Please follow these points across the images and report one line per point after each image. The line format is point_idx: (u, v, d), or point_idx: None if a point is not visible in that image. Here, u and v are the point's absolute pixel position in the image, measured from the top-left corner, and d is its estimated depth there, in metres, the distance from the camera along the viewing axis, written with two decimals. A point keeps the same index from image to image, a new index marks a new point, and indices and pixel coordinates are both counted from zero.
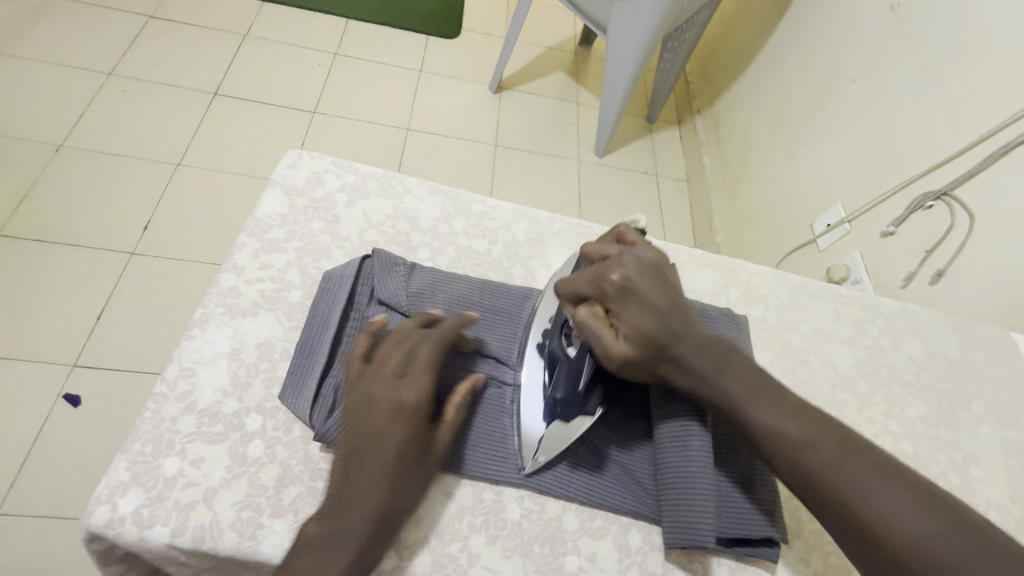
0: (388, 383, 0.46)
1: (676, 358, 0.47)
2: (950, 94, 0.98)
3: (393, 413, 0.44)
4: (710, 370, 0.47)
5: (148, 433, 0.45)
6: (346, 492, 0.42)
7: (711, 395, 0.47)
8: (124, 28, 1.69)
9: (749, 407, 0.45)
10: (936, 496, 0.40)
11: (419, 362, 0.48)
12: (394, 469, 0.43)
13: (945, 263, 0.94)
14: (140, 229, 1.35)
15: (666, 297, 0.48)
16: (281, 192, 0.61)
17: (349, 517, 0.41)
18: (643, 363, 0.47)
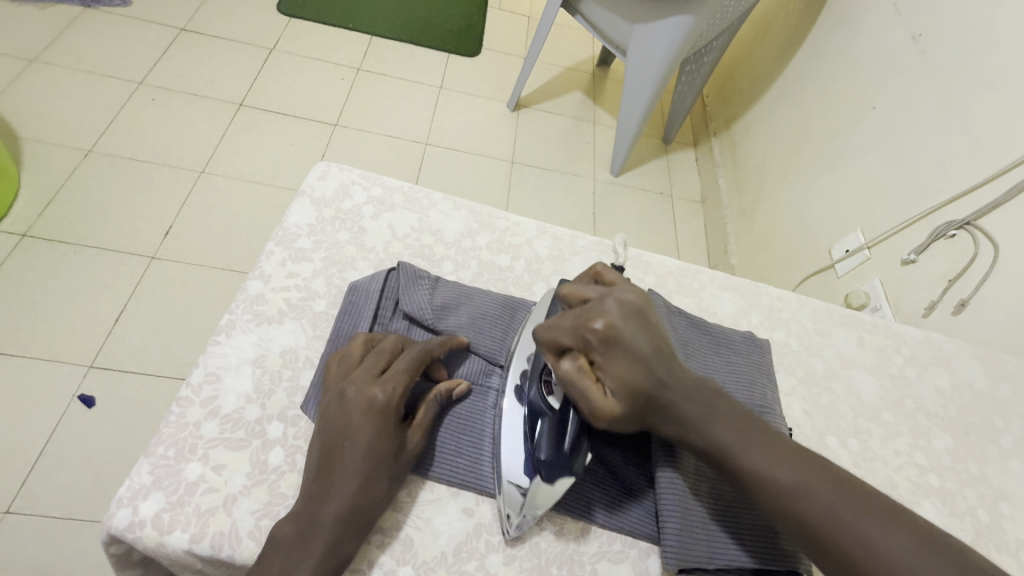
0: (361, 381, 0.45)
1: (663, 409, 0.45)
2: (974, 125, 0.97)
3: (364, 411, 0.44)
4: (699, 418, 0.45)
5: (171, 437, 0.46)
6: (317, 491, 0.42)
7: (701, 446, 0.45)
8: (156, 39, 1.75)
9: (747, 453, 0.44)
10: (934, 537, 0.39)
11: (397, 364, 0.47)
12: (365, 469, 0.43)
13: (968, 293, 0.93)
14: (161, 234, 1.38)
15: (652, 342, 0.46)
16: (309, 203, 0.62)
17: (317, 511, 0.41)
18: (630, 416, 0.44)
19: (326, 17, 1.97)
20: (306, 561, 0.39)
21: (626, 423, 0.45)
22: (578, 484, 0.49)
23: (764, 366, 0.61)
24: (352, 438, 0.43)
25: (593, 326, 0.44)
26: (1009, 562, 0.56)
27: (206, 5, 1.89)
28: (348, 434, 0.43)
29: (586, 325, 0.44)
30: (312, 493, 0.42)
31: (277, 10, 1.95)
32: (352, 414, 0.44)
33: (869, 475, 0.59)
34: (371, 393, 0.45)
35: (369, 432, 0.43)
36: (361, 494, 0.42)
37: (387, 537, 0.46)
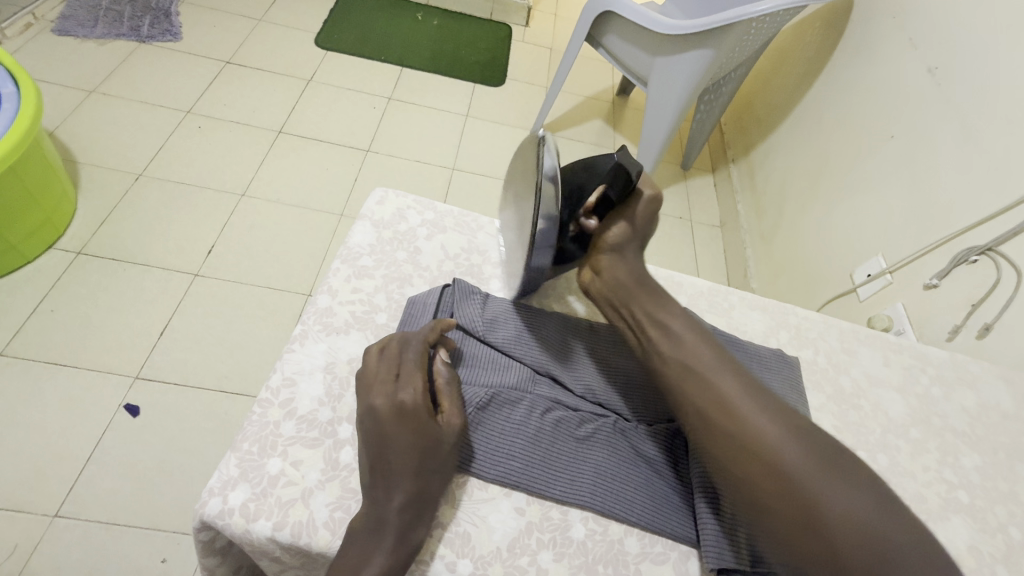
0: (385, 392, 0.50)
1: (630, 254, 0.63)
2: (993, 154, 1.01)
3: (393, 415, 0.48)
4: (640, 268, 0.63)
5: (255, 434, 0.51)
6: (380, 487, 0.46)
7: (636, 286, 0.61)
8: (203, 72, 1.88)
9: (663, 308, 0.59)
10: (802, 430, 0.49)
11: (407, 364, 0.52)
12: (415, 464, 0.47)
13: (992, 318, 0.96)
14: (205, 253, 1.46)
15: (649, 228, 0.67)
16: (370, 225, 0.68)
17: (383, 504, 0.45)
18: (636, 224, 0.63)
19: (360, 50, 2.09)
20: (380, 550, 0.44)
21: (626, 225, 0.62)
22: (620, 488, 0.53)
23: (796, 381, 0.64)
24: (391, 435, 0.48)
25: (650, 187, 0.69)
26: None
27: (249, 40, 2.02)
28: (383, 433, 0.48)
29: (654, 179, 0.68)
30: (374, 493, 0.46)
31: (315, 44, 2.07)
32: (379, 414, 0.48)
33: (899, 488, 0.62)
34: (395, 397, 0.50)
35: (404, 425, 0.48)
36: (416, 486, 0.47)
37: (447, 530, 0.49)
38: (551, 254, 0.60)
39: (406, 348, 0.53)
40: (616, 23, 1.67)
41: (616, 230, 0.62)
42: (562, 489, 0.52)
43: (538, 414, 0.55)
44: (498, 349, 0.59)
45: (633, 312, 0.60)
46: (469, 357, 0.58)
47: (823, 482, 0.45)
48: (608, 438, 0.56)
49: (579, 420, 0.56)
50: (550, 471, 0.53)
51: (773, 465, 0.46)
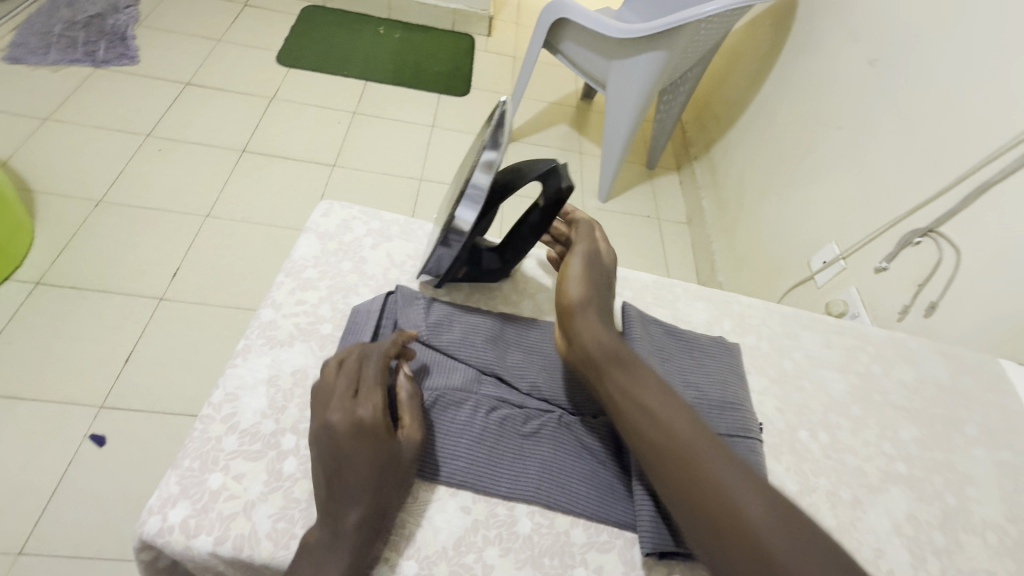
0: (344, 408, 0.49)
1: (601, 316, 0.60)
2: (929, 140, 1.05)
3: (351, 431, 0.48)
4: (607, 321, 0.60)
5: (196, 450, 0.50)
6: (335, 505, 0.46)
7: (615, 351, 0.56)
8: (162, 95, 1.86)
9: (640, 377, 0.54)
10: (781, 499, 0.46)
11: (368, 381, 0.52)
12: (372, 480, 0.47)
13: (937, 296, 0.99)
14: (169, 276, 1.44)
15: (607, 273, 0.66)
16: (314, 237, 0.68)
17: (337, 522, 0.45)
18: (595, 279, 0.63)
19: (322, 66, 2.10)
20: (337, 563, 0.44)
21: (580, 287, 0.62)
22: (564, 480, 0.55)
23: (735, 364, 0.67)
24: (347, 455, 0.47)
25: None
26: (975, 541, 0.60)
27: (209, 61, 2.01)
28: (339, 450, 0.47)
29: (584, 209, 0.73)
30: (330, 509, 0.46)
31: (277, 62, 2.07)
32: (336, 433, 0.48)
33: (840, 465, 0.64)
34: (354, 412, 0.49)
35: (364, 443, 0.48)
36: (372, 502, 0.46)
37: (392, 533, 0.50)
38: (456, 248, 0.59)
39: (365, 362, 0.53)
40: (572, 29, 1.70)
41: (578, 289, 0.61)
42: (507, 485, 0.53)
43: (482, 413, 0.56)
44: (443, 352, 0.60)
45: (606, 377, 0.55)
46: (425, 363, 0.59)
47: (795, 556, 0.42)
48: (552, 433, 0.57)
49: (525, 417, 0.57)
50: (495, 468, 0.54)
51: (748, 540, 0.43)
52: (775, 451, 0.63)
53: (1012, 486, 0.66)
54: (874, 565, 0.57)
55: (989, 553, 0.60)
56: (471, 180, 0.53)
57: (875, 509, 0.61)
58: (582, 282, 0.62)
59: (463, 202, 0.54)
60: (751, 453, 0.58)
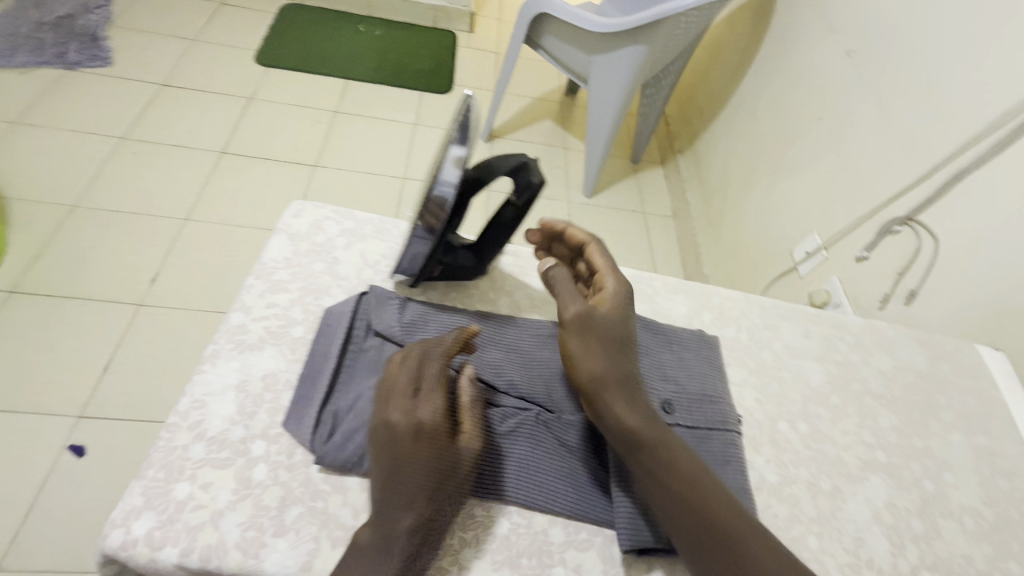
0: (403, 407, 0.47)
1: (624, 392, 0.52)
2: (906, 128, 1.05)
3: (412, 434, 0.46)
4: (625, 403, 0.52)
5: (161, 460, 0.49)
6: (389, 511, 0.45)
7: (647, 435, 0.50)
8: (138, 96, 1.82)
9: (677, 453, 0.50)
10: None
11: (429, 381, 0.50)
12: (428, 489, 0.46)
13: (916, 284, 0.98)
14: (148, 281, 1.41)
15: (619, 326, 0.57)
16: (285, 238, 0.67)
17: (387, 529, 0.44)
18: (602, 345, 0.55)
19: (301, 64, 2.07)
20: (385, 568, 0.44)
21: (587, 362, 0.54)
22: (543, 480, 0.54)
23: (713, 357, 0.66)
24: (403, 460, 0.45)
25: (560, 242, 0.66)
26: (952, 526, 0.61)
27: (185, 61, 1.97)
28: (397, 453, 0.46)
29: (555, 223, 0.64)
30: (383, 516, 0.45)
31: (256, 61, 2.04)
32: (395, 436, 0.46)
33: (820, 455, 0.64)
34: (416, 413, 0.47)
35: (422, 449, 0.46)
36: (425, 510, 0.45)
37: None
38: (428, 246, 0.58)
39: (428, 360, 0.51)
40: (553, 24, 1.69)
41: (589, 365, 0.53)
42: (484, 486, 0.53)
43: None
44: None
45: (644, 464, 0.50)
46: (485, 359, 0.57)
47: None
48: (530, 431, 0.56)
49: (502, 416, 0.57)
50: None
51: None
52: (756, 442, 0.63)
53: (989, 470, 0.67)
54: (854, 554, 0.57)
55: (966, 538, 0.61)
56: (441, 175, 0.52)
57: (855, 498, 0.61)
58: (594, 355, 0.54)
59: (433, 200, 0.53)
60: (726, 445, 0.58)
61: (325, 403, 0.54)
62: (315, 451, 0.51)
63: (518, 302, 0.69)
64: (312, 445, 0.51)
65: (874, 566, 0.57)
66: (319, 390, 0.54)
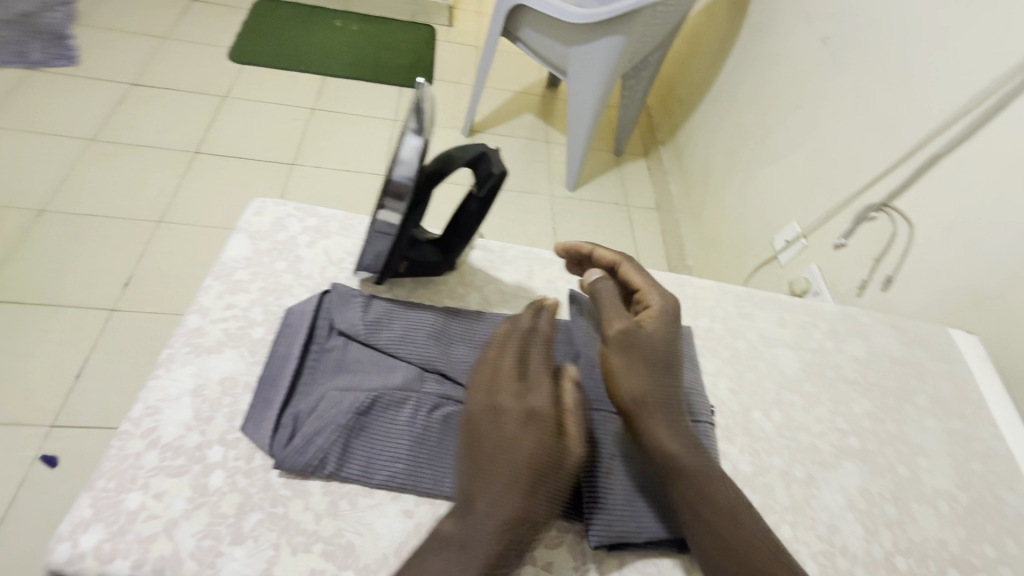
0: (516, 394, 0.51)
1: (664, 413, 0.53)
2: (880, 114, 1.05)
3: (524, 418, 0.49)
4: (672, 436, 0.52)
5: (112, 469, 0.47)
6: (484, 497, 0.46)
7: (687, 462, 0.50)
8: (107, 96, 1.77)
9: (716, 483, 0.50)
10: None
11: (534, 371, 0.54)
12: (527, 482, 0.46)
13: (893, 270, 0.98)
14: (121, 286, 1.38)
15: (664, 349, 0.57)
16: (246, 237, 0.65)
17: (483, 518, 0.45)
18: (648, 364, 0.55)
19: (277, 61, 2.03)
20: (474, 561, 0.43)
21: (630, 384, 0.53)
22: None
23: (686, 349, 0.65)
24: (506, 445, 0.48)
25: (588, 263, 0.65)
26: (926, 510, 0.61)
27: (156, 59, 1.92)
28: (500, 438, 0.49)
29: (581, 248, 0.65)
30: (479, 501, 0.46)
31: (229, 58, 1.99)
32: (502, 422, 0.49)
33: (794, 443, 0.63)
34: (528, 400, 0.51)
35: (528, 433, 0.48)
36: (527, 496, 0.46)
37: (328, 544, 0.47)
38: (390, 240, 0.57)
39: (530, 348, 0.56)
40: (529, 15, 1.66)
41: (631, 384, 0.53)
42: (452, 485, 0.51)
43: (425, 412, 0.54)
44: (383, 351, 0.57)
45: (682, 492, 0.50)
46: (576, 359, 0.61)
47: None
48: None
49: None
50: (438, 468, 0.52)
51: None
52: (729, 432, 0.63)
53: (962, 453, 0.67)
54: (828, 541, 0.57)
55: (940, 522, 0.61)
56: (398, 166, 0.51)
57: (829, 485, 0.61)
58: (637, 375, 0.54)
59: (391, 191, 0.52)
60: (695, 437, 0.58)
61: (286, 406, 0.52)
62: (275, 455, 0.49)
63: (487, 297, 0.67)
64: (271, 450, 0.50)
65: (849, 553, 0.57)
66: (279, 392, 0.53)
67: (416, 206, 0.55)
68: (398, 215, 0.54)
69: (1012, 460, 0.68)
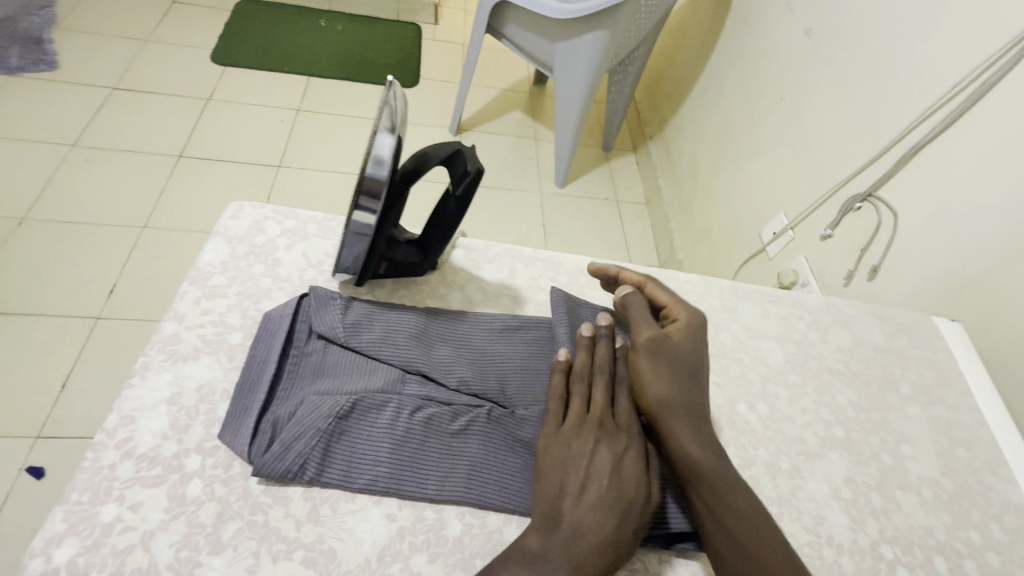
0: (614, 437, 0.52)
1: (688, 418, 0.54)
2: (863, 104, 1.05)
3: (624, 463, 0.51)
4: (697, 441, 0.53)
5: (86, 482, 0.46)
6: (582, 530, 0.46)
7: (706, 466, 0.51)
8: (87, 102, 1.75)
9: (732, 489, 0.51)
10: None
11: (620, 405, 0.55)
12: (620, 517, 0.47)
13: (878, 260, 0.98)
14: (106, 293, 1.36)
15: (690, 361, 0.58)
16: (223, 241, 0.64)
17: (578, 535, 0.46)
18: (671, 370, 0.56)
19: (260, 62, 2.00)
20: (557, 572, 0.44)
21: (657, 391, 0.55)
22: (496, 477, 0.52)
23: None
24: (600, 473, 0.50)
25: (615, 286, 0.66)
26: (911, 498, 0.61)
27: (137, 63, 1.90)
28: (592, 464, 0.50)
29: (608, 269, 0.66)
30: (575, 532, 0.46)
31: (211, 60, 1.97)
32: (597, 452, 0.51)
33: (779, 435, 0.63)
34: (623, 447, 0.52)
35: (630, 469, 0.50)
36: (622, 522, 0.47)
37: (309, 551, 0.47)
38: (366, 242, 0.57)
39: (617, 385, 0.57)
40: (513, 11, 1.65)
41: (655, 386, 0.55)
42: (434, 487, 0.51)
43: (406, 415, 0.53)
44: (364, 354, 0.56)
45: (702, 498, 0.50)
46: None
47: None
48: (482, 429, 0.54)
49: (452, 415, 0.54)
50: (420, 470, 0.51)
51: None
52: (714, 426, 0.63)
53: (946, 440, 0.68)
54: (814, 532, 0.57)
55: (926, 509, 0.61)
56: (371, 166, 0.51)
57: (815, 476, 0.61)
58: (664, 379, 0.56)
59: (365, 191, 0.52)
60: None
61: (265, 412, 0.51)
62: (253, 463, 0.49)
63: (470, 297, 0.67)
64: (250, 457, 0.49)
65: (835, 543, 0.57)
66: (257, 398, 0.52)
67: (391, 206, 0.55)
68: (374, 216, 0.53)
69: (996, 445, 0.69)
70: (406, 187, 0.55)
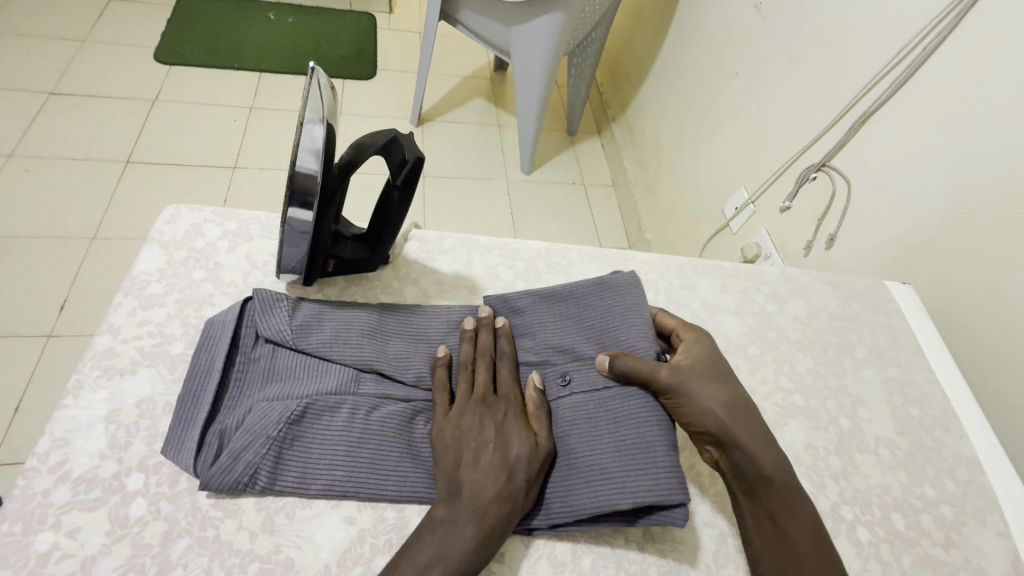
0: (500, 420, 0.52)
1: (755, 431, 0.54)
2: (814, 75, 1.06)
3: (505, 442, 0.50)
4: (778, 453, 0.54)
5: (17, 511, 0.44)
6: (460, 508, 0.47)
7: (778, 474, 0.53)
8: (23, 108, 1.65)
9: (786, 493, 0.52)
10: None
11: (501, 378, 0.56)
12: (500, 491, 0.47)
13: (834, 229, 1.00)
14: (58, 308, 1.29)
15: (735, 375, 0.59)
16: (159, 248, 0.61)
17: (476, 498, 0.47)
18: (732, 388, 0.57)
19: (207, 59, 1.91)
20: (458, 537, 0.45)
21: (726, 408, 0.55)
22: None
23: (625, 302, 0.62)
24: (489, 438, 0.51)
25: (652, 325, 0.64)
26: (869, 459, 0.63)
27: (75, 64, 1.79)
28: (482, 435, 0.51)
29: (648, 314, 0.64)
30: (456, 508, 0.47)
31: (155, 59, 1.87)
32: (483, 425, 0.52)
33: None
34: (504, 426, 0.52)
35: (513, 429, 0.52)
36: (513, 476, 0.48)
37: (265, 562, 0.45)
38: (308, 244, 0.55)
39: (498, 364, 0.57)
40: None
41: (729, 406, 0.55)
42: (395, 488, 0.50)
43: (362, 415, 0.51)
44: (314, 355, 0.55)
45: (765, 503, 0.52)
46: (534, 337, 0.62)
47: None
48: None
49: (411, 413, 0.54)
50: (378, 470, 0.50)
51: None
52: None
53: (900, 400, 0.70)
54: None
55: (882, 468, 0.63)
56: (301, 162, 0.50)
57: None
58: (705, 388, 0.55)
59: (298, 188, 0.51)
60: (625, 399, 0.55)
61: (210, 423, 0.49)
62: (201, 476, 0.47)
63: (424, 290, 0.66)
64: (196, 471, 0.47)
65: None
66: (201, 407, 0.50)
67: (329, 204, 0.53)
68: (311, 211, 0.52)
69: (947, 402, 0.71)
70: (342, 181, 0.53)
